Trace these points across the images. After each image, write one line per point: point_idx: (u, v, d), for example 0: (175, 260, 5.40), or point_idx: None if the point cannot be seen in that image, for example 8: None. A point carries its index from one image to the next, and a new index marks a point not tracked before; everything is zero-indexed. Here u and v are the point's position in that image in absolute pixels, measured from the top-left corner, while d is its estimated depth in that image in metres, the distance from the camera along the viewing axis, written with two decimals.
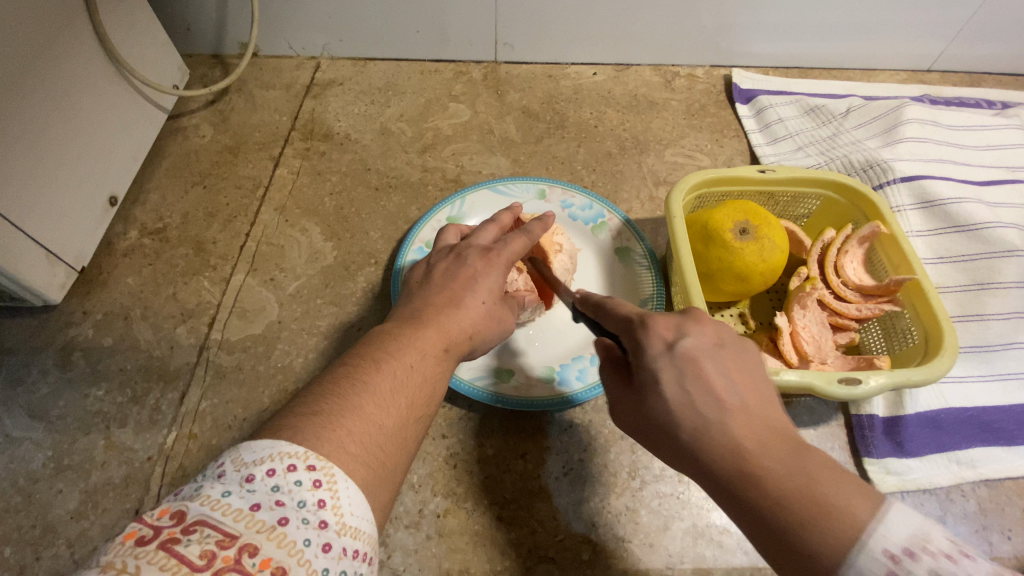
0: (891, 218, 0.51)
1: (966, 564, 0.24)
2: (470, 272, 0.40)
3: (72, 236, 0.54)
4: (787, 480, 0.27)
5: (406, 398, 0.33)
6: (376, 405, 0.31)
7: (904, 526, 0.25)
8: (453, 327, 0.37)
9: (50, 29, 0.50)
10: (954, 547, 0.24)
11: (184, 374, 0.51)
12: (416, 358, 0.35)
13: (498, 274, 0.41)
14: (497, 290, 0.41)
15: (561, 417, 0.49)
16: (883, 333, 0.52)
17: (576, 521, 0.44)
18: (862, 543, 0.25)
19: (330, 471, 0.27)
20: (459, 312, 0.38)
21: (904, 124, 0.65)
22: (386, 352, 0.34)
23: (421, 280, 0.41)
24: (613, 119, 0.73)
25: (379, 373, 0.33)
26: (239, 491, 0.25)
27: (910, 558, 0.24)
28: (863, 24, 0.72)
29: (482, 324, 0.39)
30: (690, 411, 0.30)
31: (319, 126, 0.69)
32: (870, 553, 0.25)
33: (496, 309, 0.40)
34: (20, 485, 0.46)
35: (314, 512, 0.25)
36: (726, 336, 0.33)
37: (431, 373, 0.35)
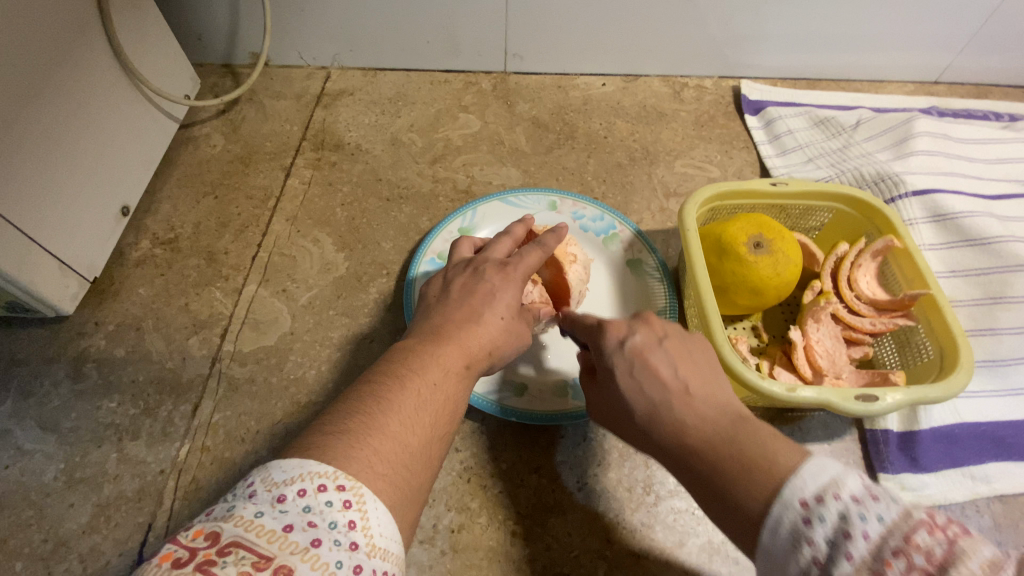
0: (905, 232, 0.51)
1: (877, 504, 0.26)
2: (487, 287, 0.40)
3: (85, 246, 0.54)
4: (721, 446, 0.32)
5: (429, 416, 0.33)
6: (401, 423, 0.31)
7: (816, 477, 0.28)
8: (473, 344, 0.37)
9: (64, 40, 0.50)
10: (866, 492, 0.26)
11: (196, 385, 0.51)
12: (438, 375, 0.35)
13: (515, 288, 0.41)
14: (514, 304, 0.40)
15: (574, 431, 0.48)
16: (896, 347, 0.52)
17: (591, 537, 0.44)
18: (781, 497, 0.28)
19: (359, 491, 0.27)
20: (479, 327, 0.38)
21: (914, 137, 0.65)
22: (408, 370, 0.34)
23: (438, 295, 0.41)
24: (622, 129, 0.73)
25: (402, 391, 0.33)
26: (272, 511, 0.25)
27: (818, 502, 0.27)
28: (872, 36, 0.73)
29: (501, 339, 0.39)
30: (642, 397, 0.36)
31: (330, 136, 0.70)
32: (787, 504, 0.28)
33: (514, 324, 0.40)
34: (32, 498, 0.45)
35: (345, 533, 0.25)
36: (670, 331, 0.38)
37: (452, 390, 0.35)
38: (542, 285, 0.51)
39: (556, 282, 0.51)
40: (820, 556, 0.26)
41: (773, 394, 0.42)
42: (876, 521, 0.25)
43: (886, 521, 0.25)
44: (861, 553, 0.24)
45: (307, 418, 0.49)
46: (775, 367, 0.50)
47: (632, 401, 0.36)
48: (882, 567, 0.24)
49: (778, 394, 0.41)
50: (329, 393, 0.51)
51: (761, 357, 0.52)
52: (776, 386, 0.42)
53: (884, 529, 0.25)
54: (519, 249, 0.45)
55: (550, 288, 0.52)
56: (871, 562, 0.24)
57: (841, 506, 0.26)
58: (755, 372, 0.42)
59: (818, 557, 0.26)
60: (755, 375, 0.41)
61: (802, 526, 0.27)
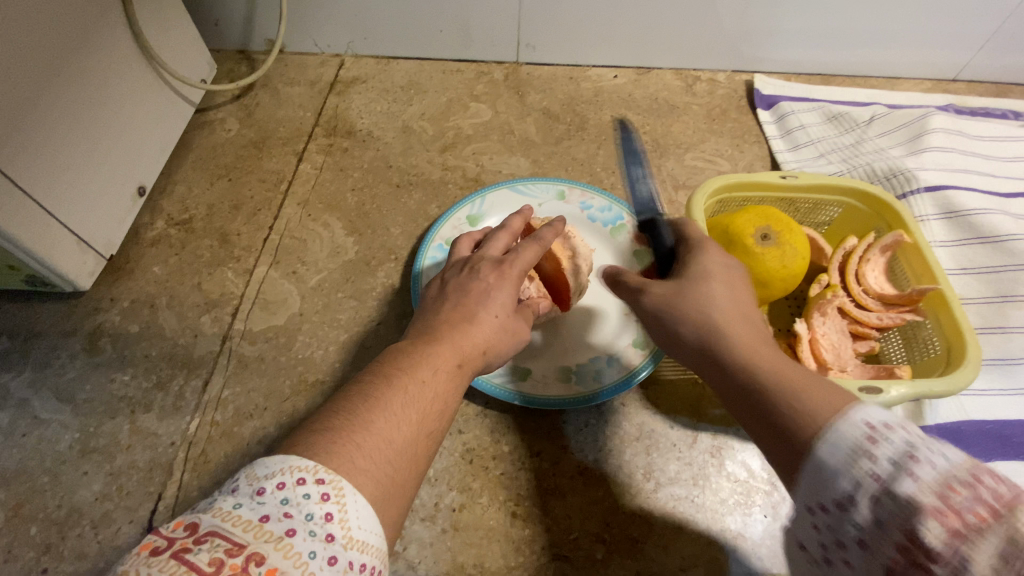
0: (915, 227, 0.51)
1: (944, 446, 0.25)
2: (483, 286, 0.41)
3: (103, 224, 0.56)
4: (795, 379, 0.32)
5: (416, 413, 0.33)
6: (386, 419, 0.32)
7: (879, 407, 0.28)
8: (468, 342, 0.38)
9: (85, 22, 0.51)
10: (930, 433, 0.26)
11: (207, 362, 0.52)
12: (428, 373, 0.35)
13: (510, 287, 0.41)
14: (510, 303, 0.41)
15: (575, 418, 0.49)
16: (903, 343, 0.51)
17: (590, 521, 0.44)
18: (840, 419, 0.28)
19: (338, 485, 0.27)
20: (475, 326, 0.39)
21: (929, 134, 0.65)
22: (396, 368, 0.35)
23: (436, 296, 0.42)
24: (633, 121, 0.73)
25: (389, 389, 0.33)
26: (250, 503, 0.26)
27: (885, 428, 0.26)
28: (888, 31, 0.72)
29: (495, 337, 0.40)
30: (718, 309, 0.37)
31: (342, 123, 0.70)
32: (852, 425, 0.27)
33: (509, 322, 0.41)
34: (47, 465, 0.47)
35: (321, 525, 0.26)
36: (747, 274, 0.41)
37: (443, 388, 0.35)
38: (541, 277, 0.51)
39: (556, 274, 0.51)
40: (877, 474, 0.25)
41: None
42: (942, 456, 0.25)
43: (953, 459, 0.25)
44: (924, 476, 0.24)
45: (313, 396, 0.50)
46: None
47: (683, 305, 0.38)
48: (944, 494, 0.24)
49: None
50: (335, 372, 0.52)
51: None
52: None
53: (952, 464, 0.24)
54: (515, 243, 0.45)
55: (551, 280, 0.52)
56: (936, 486, 0.24)
57: (907, 436, 0.26)
58: None
59: (876, 475, 0.25)
60: None
61: (865, 443, 0.26)
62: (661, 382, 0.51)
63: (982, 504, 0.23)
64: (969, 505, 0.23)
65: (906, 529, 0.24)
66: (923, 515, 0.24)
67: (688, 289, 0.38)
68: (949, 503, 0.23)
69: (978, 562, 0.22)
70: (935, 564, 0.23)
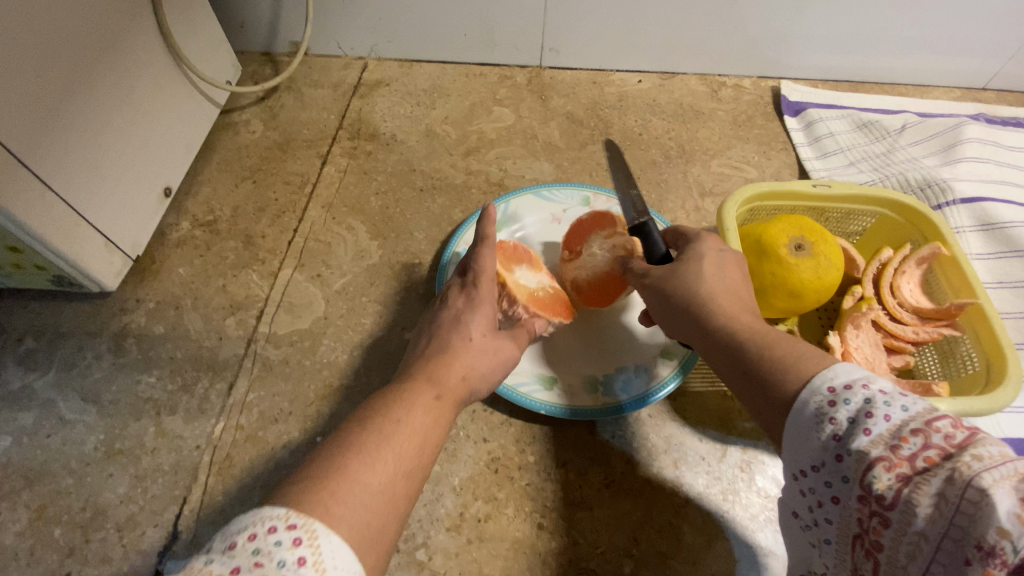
0: (953, 240, 0.50)
1: (906, 399, 0.27)
2: (453, 313, 0.44)
3: (130, 225, 0.56)
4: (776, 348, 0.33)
5: (392, 451, 0.32)
6: (360, 461, 0.31)
7: (848, 370, 0.29)
8: (444, 373, 0.39)
9: (116, 24, 0.52)
10: (896, 388, 0.28)
11: (232, 364, 0.52)
12: (402, 411, 0.35)
13: (481, 309, 0.44)
14: (484, 322, 0.44)
15: (602, 428, 0.48)
16: (938, 358, 0.50)
17: (618, 535, 0.43)
18: (810, 385, 0.30)
19: (312, 526, 0.26)
20: (452, 354, 0.41)
21: (963, 144, 0.64)
22: (372, 411, 0.35)
23: (426, 325, 0.46)
24: (658, 127, 0.72)
25: (363, 431, 0.33)
26: (218, 559, 0.24)
27: (846, 390, 0.28)
28: (921, 38, 0.70)
29: (474, 360, 0.41)
30: (709, 284, 0.39)
31: (365, 126, 0.70)
32: (815, 390, 0.29)
33: (487, 343, 0.43)
34: (72, 467, 0.47)
35: (295, 569, 0.24)
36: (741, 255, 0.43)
37: (421, 424, 0.35)
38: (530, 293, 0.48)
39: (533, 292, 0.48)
40: (838, 432, 0.28)
41: None
42: (900, 410, 0.26)
43: (910, 411, 0.26)
44: (879, 430, 0.26)
45: (338, 401, 0.50)
46: None
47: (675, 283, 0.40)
48: (898, 442, 0.26)
49: None
50: (359, 377, 0.51)
51: None
52: None
53: (907, 416, 0.26)
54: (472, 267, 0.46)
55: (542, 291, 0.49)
56: (887, 437, 0.26)
57: (868, 394, 0.27)
58: None
59: (838, 433, 0.27)
60: None
61: (826, 408, 0.28)
62: (689, 393, 0.50)
63: (931, 447, 0.25)
64: (919, 451, 0.25)
65: (862, 480, 0.26)
66: (873, 462, 0.26)
67: (687, 266, 0.41)
68: (898, 452, 0.25)
69: (925, 501, 0.24)
70: (888, 506, 0.25)
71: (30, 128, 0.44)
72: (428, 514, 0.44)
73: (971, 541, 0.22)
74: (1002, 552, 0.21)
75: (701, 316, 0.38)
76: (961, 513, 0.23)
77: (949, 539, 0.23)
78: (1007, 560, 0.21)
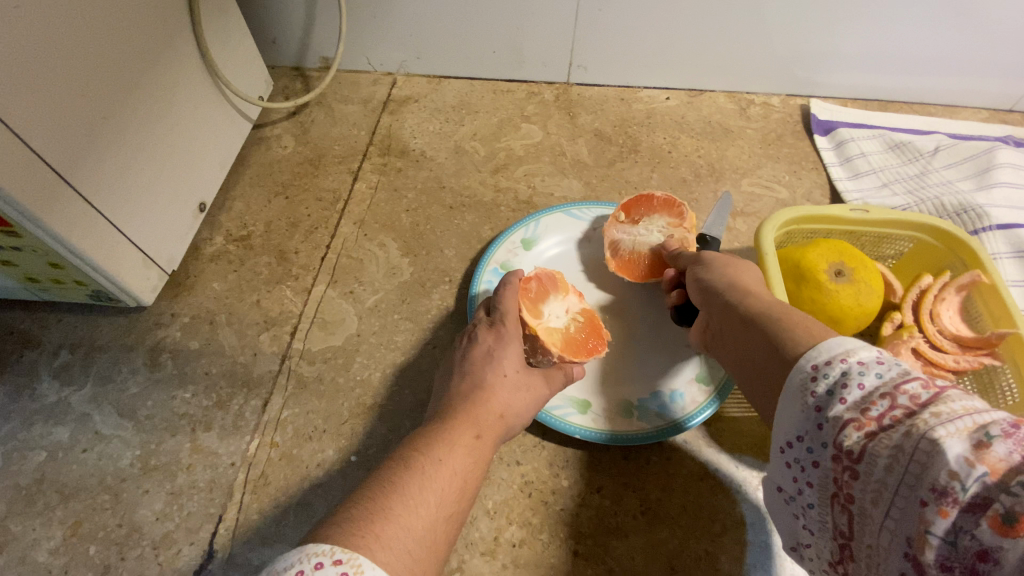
0: (992, 267, 0.49)
1: (880, 366, 0.27)
2: (484, 349, 0.44)
3: (166, 241, 0.56)
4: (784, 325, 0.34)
5: (435, 495, 0.33)
6: (405, 506, 0.31)
7: (832, 347, 0.30)
8: (481, 411, 0.40)
9: (158, 42, 0.52)
10: (876, 357, 0.28)
11: (266, 381, 0.52)
12: (445, 452, 0.35)
13: (512, 344, 0.44)
14: (517, 358, 0.44)
15: (637, 453, 0.47)
16: (979, 388, 0.49)
17: (654, 564, 0.43)
18: (797, 363, 0.31)
19: (356, 561, 0.26)
20: (487, 391, 0.41)
21: (998, 168, 0.63)
22: (414, 450, 0.35)
23: (460, 353, 0.45)
24: (687, 144, 0.72)
25: (407, 472, 0.33)
26: None
27: (826, 364, 0.29)
28: (954, 59, 0.70)
29: (509, 397, 0.42)
30: (745, 285, 0.41)
31: (395, 142, 0.71)
32: (801, 368, 0.30)
33: (521, 379, 0.43)
34: (108, 483, 0.47)
35: None
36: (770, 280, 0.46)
37: (462, 465, 0.35)
38: (562, 338, 0.47)
39: (567, 338, 0.47)
40: (819, 402, 0.28)
41: None
42: (874, 377, 0.27)
43: (883, 377, 0.27)
44: (853, 397, 0.27)
45: (372, 420, 0.50)
46: None
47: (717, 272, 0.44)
48: (868, 406, 0.26)
49: None
50: (392, 395, 0.51)
51: None
52: None
53: (880, 382, 0.27)
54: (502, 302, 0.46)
55: (575, 335, 0.47)
56: (859, 402, 0.27)
57: (844, 366, 0.28)
58: None
59: (818, 403, 0.28)
60: None
61: (808, 381, 0.29)
62: (725, 419, 0.49)
63: (896, 407, 0.25)
64: (885, 411, 0.25)
65: (836, 442, 0.27)
66: (845, 424, 0.27)
67: (735, 266, 0.44)
68: (867, 414, 0.26)
69: (887, 452, 0.24)
70: (857, 460, 0.26)
71: (76, 147, 0.45)
72: (462, 538, 0.44)
73: (925, 484, 0.22)
74: (953, 491, 0.21)
75: (730, 302, 0.40)
76: (915, 461, 0.23)
77: (905, 486, 0.23)
78: (958, 499, 0.21)
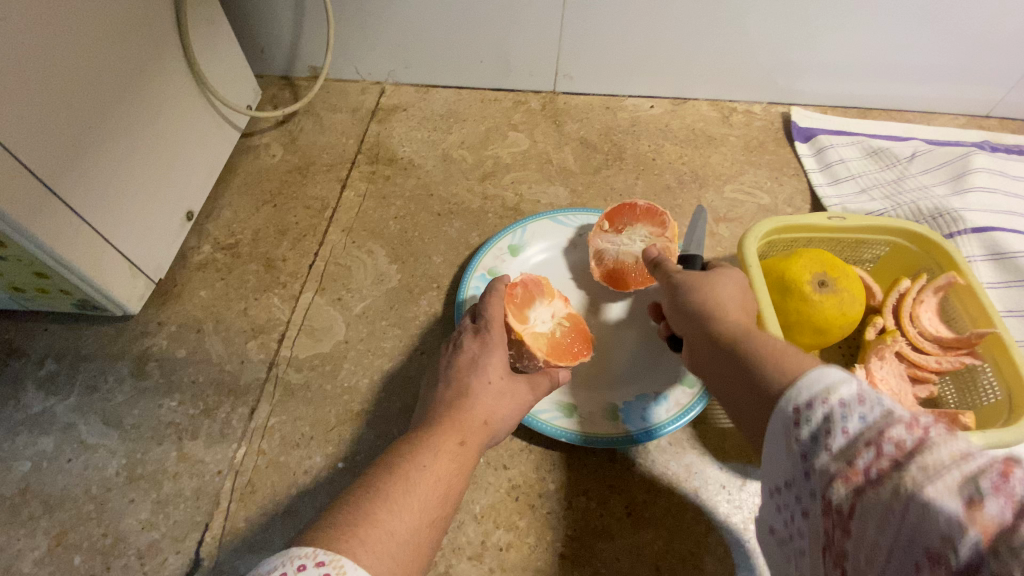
0: (967, 268, 0.50)
1: (863, 404, 0.24)
2: (469, 356, 0.44)
3: (153, 249, 0.56)
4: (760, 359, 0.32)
5: (418, 501, 0.33)
6: (388, 511, 0.31)
7: (812, 381, 0.26)
8: (466, 417, 0.40)
9: (145, 52, 0.53)
10: (859, 392, 0.24)
11: (254, 389, 0.52)
12: (429, 458, 0.35)
13: (497, 352, 0.44)
14: (501, 365, 0.44)
15: (622, 455, 0.48)
16: (960, 387, 0.50)
17: (639, 565, 0.43)
18: (778, 403, 0.27)
19: (339, 563, 0.27)
20: (471, 398, 0.41)
21: (973, 173, 0.65)
22: (398, 457, 0.35)
23: (446, 360, 0.45)
24: (671, 151, 0.73)
25: (390, 478, 0.33)
26: None
27: (807, 406, 0.26)
28: (928, 67, 0.72)
29: (494, 404, 0.42)
30: (724, 306, 0.40)
31: (383, 150, 0.71)
32: (782, 409, 0.27)
33: (505, 385, 0.43)
34: (93, 492, 0.47)
35: None
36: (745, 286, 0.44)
37: (446, 471, 0.35)
38: (548, 344, 0.48)
39: (553, 343, 0.48)
40: (804, 448, 0.25)
41: None
42: (858, 418, 0.23)
43: (868, 420, 0.23)
44: (837, 444, 0.24)
45: (360, 426, 0.50)
46: None
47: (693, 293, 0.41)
48: (853, 455, 0.23)
49: None
50: (380, 401, 0.52)
51: None
52: None
53: (863, 425, 0.23)
54: (487, 309, 0.46)
55: (559, 340, 0.49)
56: (844, 451, 0.23)
57: (826, 408, 0.25)
58: None
59: (804, 450, 0.25)
60: None
61: (791, 427, 0.26)
62: (709, 422, 0.50)
63: (882, 457, 0.22)
64: (871, 462, 0.22)
65: (825, 497, 0.24)
66: (831, 478, 0.23)
67: (708, 282, 0.42)
68: (852, 465, 0.23)
69: (876, 512, 0.21)
70: (845, 519, 0.23)
71: (63, 156, 0.45)
72: (450, 543, 0.44)
73: (919, 551, 0.20)
74: (945, 558, 0.19)
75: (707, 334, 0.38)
76: (907, 526, 0.20)
77: (898, 553, 0.20)
78: (952, 565, 0.19)
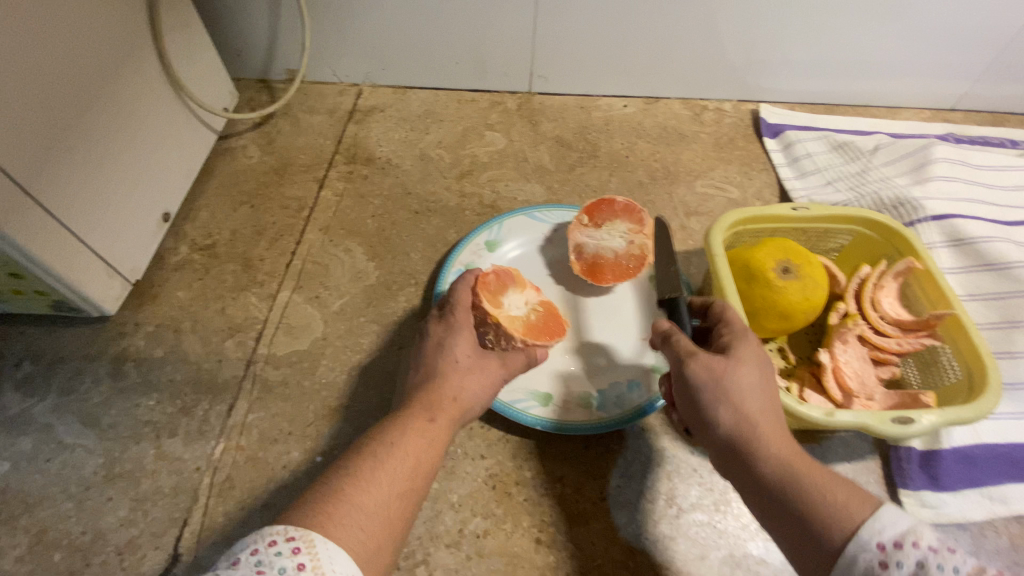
0: (925, 254, 0.52)
1: (953, 557, 0.27)
2: (435, 340, 0.45)
3: (130, 248, 0.57)
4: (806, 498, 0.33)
5: (386, 477, 0.34)
6: (355, 487, 0.32)
7: (894, 523, 0.30)
8: (435, 397, 0.41)
9: (120, 53, 0.53)
10: (943, 544, 0.28)
11: (232, 387, 0.53)
12: (397, 437, 0.37)
13: (464, 335, 0.45)
14: (468, 343, 0.45)
15: (596, 442, 0.49)
16: (920, 366, 0.53)
17: (613, 547, 0.45)
18: (856, 538, 0.30)
19: (309, 537, 0.28)
20: (440, 378, 0.43)
21: (933, 163, 0.67)
22: (367, 438, 0.36)
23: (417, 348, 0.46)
24: (644, 149, 0.75)
25: (359, 459, 0.34)
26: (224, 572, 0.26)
27: (896, 548, 0.29)
28: (889, 63, 0.74)
29: (462, 381, 0.43)
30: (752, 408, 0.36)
31: (361, 150, 0.72)
32: (863, 545, 0.30)
33: (475, 362, 0.44)
34: (70, 491, 0.47)
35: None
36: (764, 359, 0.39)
37: (415, 449, 0.36)
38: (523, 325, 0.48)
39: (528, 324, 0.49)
40: None
41: (812, 419, 0.43)
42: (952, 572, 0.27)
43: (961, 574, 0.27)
44: None
45: (338, 421, 0.51)
46: (804, 389, 0.51)
47: (720, 393, 0.37)
48: None
49: (817, 419, 0.43)
50: (358, 396, 0.52)
51: (790, 379, 0.54)
52: (816, 411, 0.43)
53: None
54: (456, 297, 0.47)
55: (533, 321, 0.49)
56: None
57: (918, 554, 0.28)
58: (794, 399, 0.44)
59: None
60: (793, 401, 0.43)
61: (877, 568, 0.29)
62: None
63: None
64: None
65: None
66: None
67: (732, 375, 0.37)
68: None
69: None
70: None
71: (38, 156, 0.45)
72: (428, 531, 0.45)
73: None
74: None
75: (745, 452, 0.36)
76: None
77: None
78: None
